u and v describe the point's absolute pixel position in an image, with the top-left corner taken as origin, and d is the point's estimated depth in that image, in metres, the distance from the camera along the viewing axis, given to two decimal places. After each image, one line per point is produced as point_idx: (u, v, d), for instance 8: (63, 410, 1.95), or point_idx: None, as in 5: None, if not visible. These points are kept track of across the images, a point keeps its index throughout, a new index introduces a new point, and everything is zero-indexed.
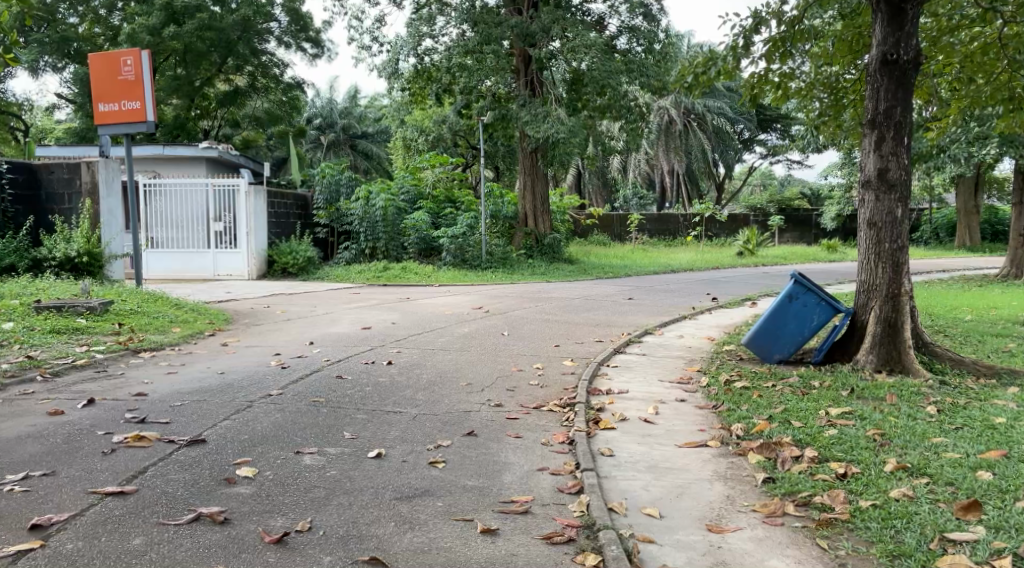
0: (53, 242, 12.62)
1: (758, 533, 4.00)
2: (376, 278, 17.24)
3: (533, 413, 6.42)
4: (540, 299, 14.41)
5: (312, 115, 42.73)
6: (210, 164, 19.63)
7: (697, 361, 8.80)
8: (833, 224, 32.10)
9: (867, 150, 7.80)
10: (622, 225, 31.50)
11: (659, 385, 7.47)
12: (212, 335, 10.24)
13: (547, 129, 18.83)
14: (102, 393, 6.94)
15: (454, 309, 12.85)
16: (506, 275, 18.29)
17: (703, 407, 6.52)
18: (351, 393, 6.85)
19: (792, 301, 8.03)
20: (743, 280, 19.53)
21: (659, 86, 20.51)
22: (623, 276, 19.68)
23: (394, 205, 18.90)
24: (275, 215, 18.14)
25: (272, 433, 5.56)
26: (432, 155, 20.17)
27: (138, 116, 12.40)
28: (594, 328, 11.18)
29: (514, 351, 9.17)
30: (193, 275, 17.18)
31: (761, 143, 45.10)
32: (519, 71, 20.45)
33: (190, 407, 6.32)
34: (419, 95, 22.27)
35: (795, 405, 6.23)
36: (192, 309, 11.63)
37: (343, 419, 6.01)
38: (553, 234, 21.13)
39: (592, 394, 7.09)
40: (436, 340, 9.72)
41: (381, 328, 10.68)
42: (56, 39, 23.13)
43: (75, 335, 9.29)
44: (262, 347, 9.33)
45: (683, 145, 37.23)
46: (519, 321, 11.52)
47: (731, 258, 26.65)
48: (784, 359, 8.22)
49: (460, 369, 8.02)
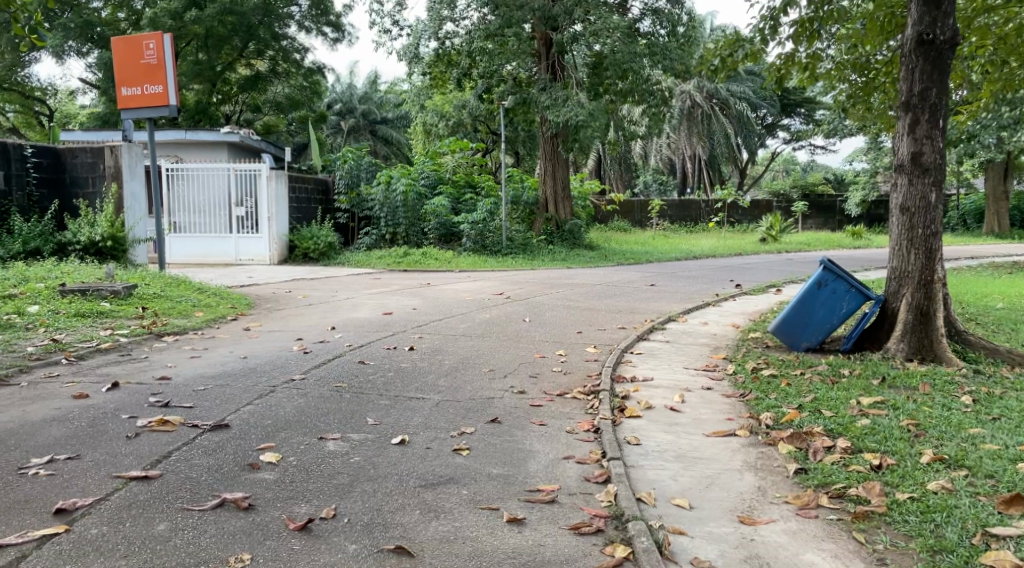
0: (78, 225, 12.68)
1: (792, 526, 3.92)
2: (397, 264, 17.22)
3: (557, 400, 6.36)
4: (561, 285, 14.33)
5: (332, 101, 42.77)
6: (231, 149, 19.65)
7: (722, 349, 8.69)
8: (857, 209, 31.75)
9: (900, 133, 7.67)
10: (643, 211, 31.33)
11: (684, 372, 7.39)
12: (234, 319, 10.25)
13: (568, 114, 18.68)
14: (126, 377, 6.94)
15: (476, 294, 12.80)
16: (526, 261, 18.23)
17: (730, 395, 6.43)
18: (373, 379, 6.82)
19: (821, 288, 7.94)
20: (766, 266, 19.35)
21: (682, 69, 20.27)
22: (645, 262, 19.56)
23: (414, 190, 18.85)
24: (296, 200, 18.14)
25: (295, 419, 5.52)
26: (453, 141, 20.09)
27: (160, 100, 12.38)
28: (616, 315, 11.08)
29: (536, 337, 9.10)
30: (215, 260, 17.23)
31: (784, 128, 44.66)
32: (540, 55, 20.31)
33: (214, 392, 6.30)
34: (439, 80, 22.17)
35: (826, 395, 6.14)
36: (215, 293, 11.65)
37: (366, 405, 5.97)
38: (574, 219, 21.02)
39: (616, 381, 7.02)
40: (457, 326, 9.67)
41: (403, 314, 10.65)
42: (79, 23, 23.20)
43: (100, 319, 9.32)
44: (285, 332, 9.32)
45: (705, 130, 36.92)
46: (541, 307, 11.45)
47: (753, 244, 26.44)
48: (811, 347, 8.14)
49: (483, 355, 7.97)
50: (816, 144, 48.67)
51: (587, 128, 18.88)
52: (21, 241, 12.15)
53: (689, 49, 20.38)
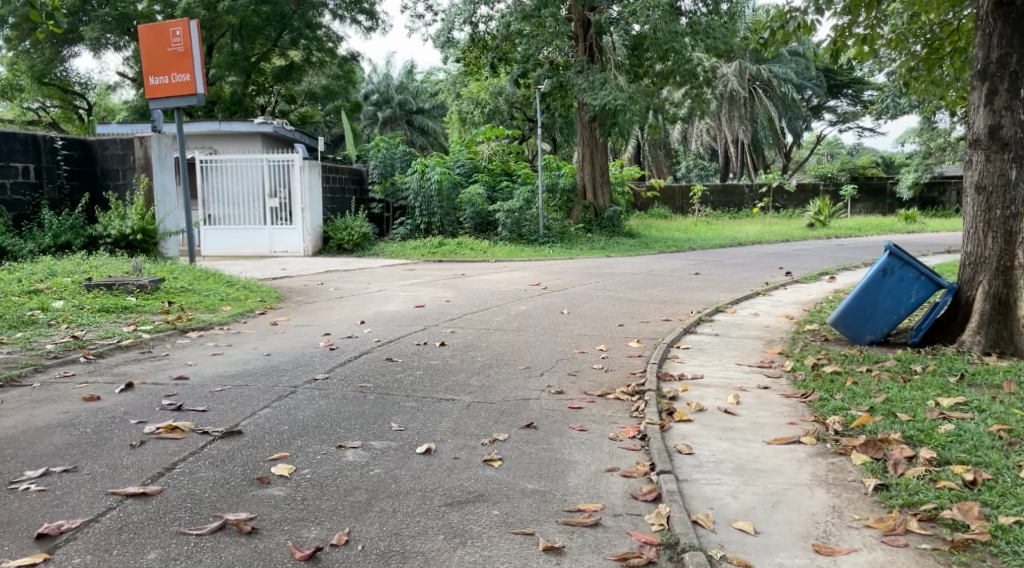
0: (108, 218, 12.35)
1: (879, 557, 3.39)
2: (432, 254, 16.82)
3: (599, 402, 5.84)
4: (602, 275, 13.75)
5: (369, 92, 42.50)
6: (265, 140, 19.31)
7: (776, 344, 8.09)
8: (910, 192, 30.60)
9: (976, 106, 7.34)
10: (684, 198, 30.61)
11: (737, 370, 6.83)
12: (262, 314, 9.83)
13: (605, 97, 18.06)
14: (143, 375, 6.48)
15: (512, 285, 12.29)
16: (565, 250, 17.69)
17: (790, 397, 5.91)
18: (401, 378, 6.35)
19: (886, 275, 7.65)
20: (816, 253, 18.60)
21: (727, 48, 19.48)
22: (688, 249, 18.92)
23: (450, 178, 18.39)
24: (330, 190, 17.77)
25: (314, 424, 5.06)
26: (488, 128, 19.58)
27: (188, 88, 12.00)
28: (660, 306, 10.49)
29: (576, 331, 8.56)
30: (249, 252, 16.93)
31: (830, 110, 43.46)
32: (577, 37, 19.74)
33: (232, 393, 5.82)
34: (473, 66, 21.58)
35: (900, 396, 5.69)
36: (244, 286, 11.26)
37: (392, 408, 5.50)
38: (613, 206, 20.40)
39: (663, 380, 6.48)
40: (492, 319, 9.17)
41: (435, 307, 10.18)
42: (115, 15, 22.97)
43: (124, 314, 8.89)
44: (313, 327, 8.89)
45: (748, 114, 35.97)
46: (580, 299, 10.90)
47: (800, 230, 25.58)
48: (876, 339, 7.85)
49: (520, 351, 7.48)
50: (864, 125, 47.42)
51: (627, 111, 18.23)
52: (51, 235, 11.84)
53: (735, 27, 19.57)
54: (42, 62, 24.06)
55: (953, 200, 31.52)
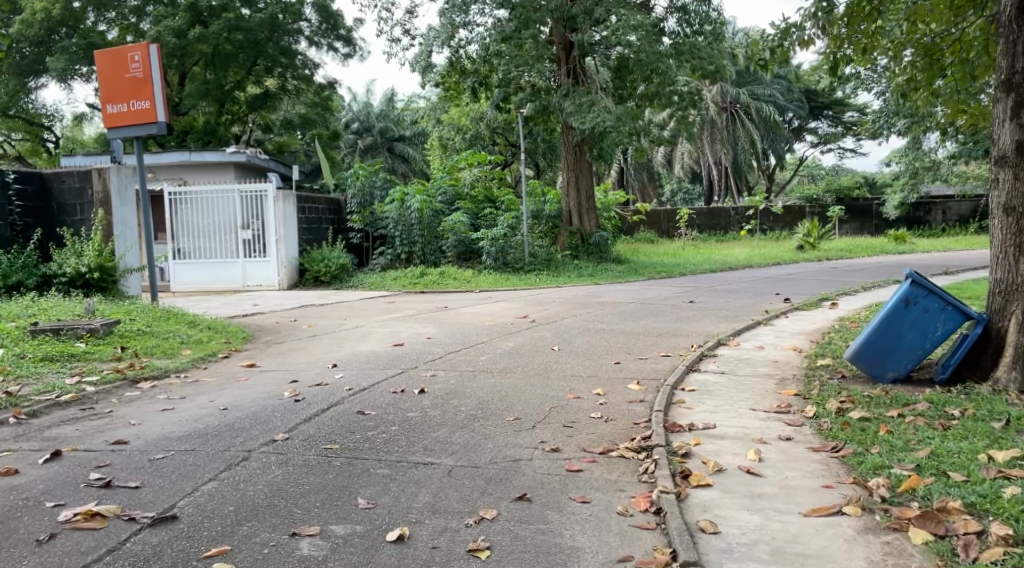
0: (64, 256, 11.43)
1: None
2: (414, 285, 16.08)
3: (601, 461, 5.09)
4: (593, 305, 12.99)
5: (348, 120, 41.84)
6: (238, 169, 18.46)
7: (790, 384, 7.35)
8: (896, 212, 30.16)
9: (1001, 119, 6.83)
10: (670, 221, 30.04)
11: (753, 417, 6.12)
12: (226, 358, 9.00)
13: (593, 120, 17.39)
14: (77, 439, 5.62)
15: (498, 318, 11.52)
16: (553, 278, 16.95)
17: (819, 451, 5.24)
18: (373, 436, 5.56)
19: (909, 306, 7.01)
20: (811, 277, 17.94)
21: (712, 70, 18.98)
22: (678, 274, 18.23)
23: (431, 206, 17.64)
24: (306, 220, 16.99)
25: (266, 503, 4.26)
26: (469, 153, 18.85)
27: (148, 116, 10.84)
28: (657, 340, 9.71)
29: (568, 372, 7.77)
30: (222, 287, 16.11)
31: (811, 131, 43.16)
32: (560, 60, 19.04)
33: (172, 461, 4.97)
34: (452, 91, 20.85)
35: (947, 449, 5.04)
36: (208, 326, 10.41)
37: (361, 476, 4.71)
38: (600, 231, 19.66)
39: (671, 431, 5.74)
40: (477, 359, 8.38)
41: (415, 345, 9.40)
42: (83, 45, 22.05)
43: (70, 363, 8.00)
44: (282, 372, 8.11)
45: (730, 137, 35.64)
46: (571, 333, 10.15)
47: (790, 252, 24.98)
48: (899, 376, 7.17)
49: (510, 398, 6.72)
50: (844, 146, 47.31)
51: (616, 133, 17.63)
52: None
53: (720, 47, 19.11)
54: (5, 94, 23.08)
55: (938, 219, 31.21)
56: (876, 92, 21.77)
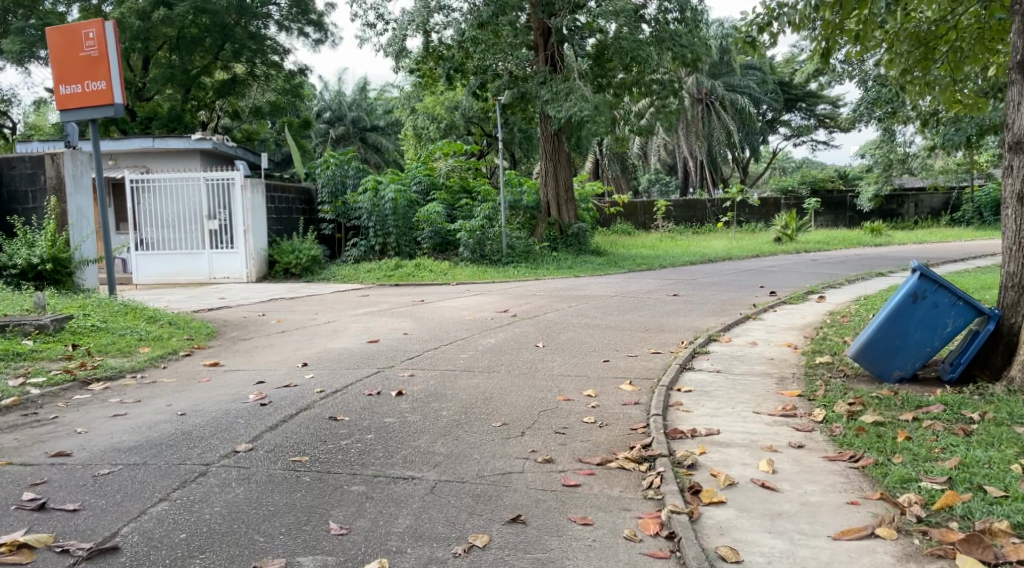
0: (14, 246, 10.72)
1: None
2: (388, 277, 15.52)
3: (599, 473, 4.62)
4: (574, 299, 12.50)
5: (320, 110, 40.90)
6: (204, 157, 17.65)
7: (791, 384, 6.92)
8: (871, 205, 29.92)
9: (1017, 103, 6.41)
10: (647, 213, 29.64)
11: (758, 422, 5.68)
12: (187, 356, 8.42)
13: (570, 109, 16.87)
14: (14, 450, 5.04)
15: (477, 313, 11.00)
16: (530, 271, 16.44)
17: (836, 460, 4.81)
18: (346, 446, 5.03)
19: (917, 301, 6.59)
20: (792, 269, 17.59)
21: (691, 58, 18.49)
22: (658, 267, 17.80)
23: (405, 196, 17.05)
24: (275, 210, 16.34)
25: (222, 529, 3.75)
26: (445, 142, 18.24)
27: (103, 97, 10.19)
28: (645, 336, 9.24)
29: (555, 371, 7.28)
30: (187, 279, 15.46)
31: (784, 124, 42.98)
32: (537, 46, 18.36)
33: (119, 476, 4.43)
34: (427, 78, 20.18)
35: (977, 458, 4.63)
36: (170, 322, 9.79)
37: (333, 494, 4.20)
38: (579, 223, 19.19)
39: (672, 438, 5.28)
40: (457, 357, 7.86)
41: (391, 342, 8.85)
42: (40, 27, 21.13)
43: (15, 362, 7.38)
44: (248, 372, 7.55)
45: (706, 130, 35.34)
46: (555, 328, 9.66)
47: (768, 244, 24.65)
48: (905, 376, 6.78)
49: (495, 400, 6.21)
50: (817, 138, 47.29)
51: (593, 124, 17.07)
52: None
53: (698, 34, 18.63)
54: None
55: (911, 212, 30.97)
56: (856, 82, 21.42)
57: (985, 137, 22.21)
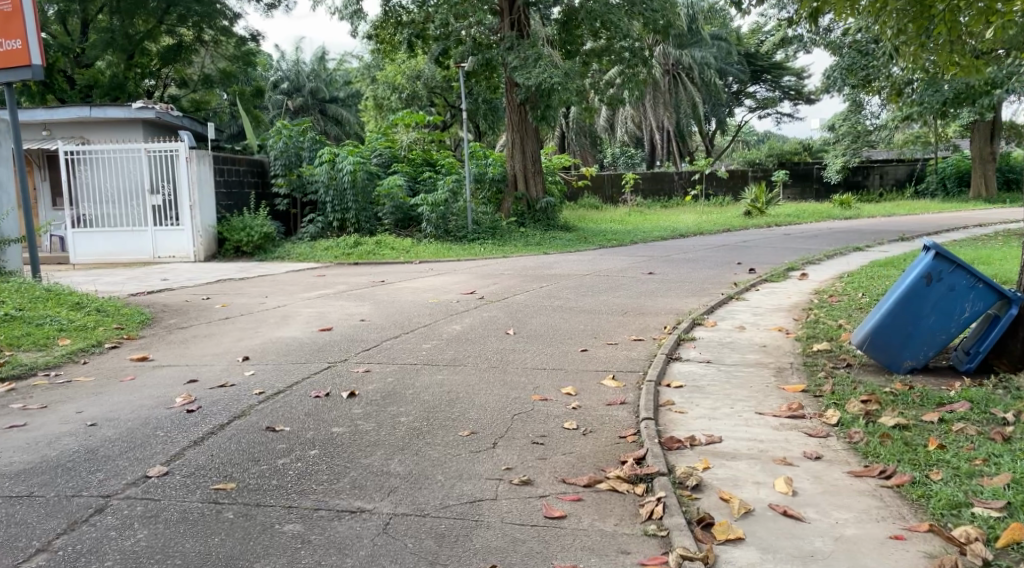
0: None
1: None
2: (347, 256, 14.60)
3: (588, 498, 3.86)
4: (544, 278, 11.68)
5: (278, 80, 39.40)
6: (146, 127, 16.45)
7: (793, 377, 6.18)
8: (839, 176, 29.31)
9: None
10: (614, 186, 28.82)
11: (764, 426, 4.93)
12: (112, 350, 7.52)
13: (539, 76, 15.91)
14: None
15: (441, 296, 10.14)
16: (497, 247, 15.60)
17: (865, 476, 4.07)
18: (282, 467, 4.19)
19: (931, 283, 5.84)
20: (769, 244, 16.91)
21: (663, 24, 17.53)
22: (629, 243, 17.05)
23: (365, 168, 16.04)
24: (224, 184, 15.28)
25: None
26: (406, 113, 17.29)
27: (20, 58, 9.11)
28: (624, 320, 8.47)
29: (528, 364, 6.47)
30: (129, 258, 14.43)
31: (750, 95, 42.39)
32: (502, 11, 17.17)
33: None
34: (387, 45, 18.97)
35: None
36: (98, 308, 8.86)
37: (260, 540, 3.40)
38: (547, 197, 18.30)
39: (670, 448, 4.50)
40: (419, 348, 7.02)
41: (346, 330, 7.98)
42: None
43: None
44: (179, 367, 6.67)
45: (673, 101, 34.52)
46: (526, 312, 8.86)
47: (738, 218, 24.02)
48: (918, 366, 6.05)
49: (461, 402, 5.39)
50: (782, 110, 46.81)
51: (563, 91, 16.22)
52: None
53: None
54: None
55: (876, 184, 30.40)
56: (828, 49, 20.69)
57: (960, 107, 21.62)
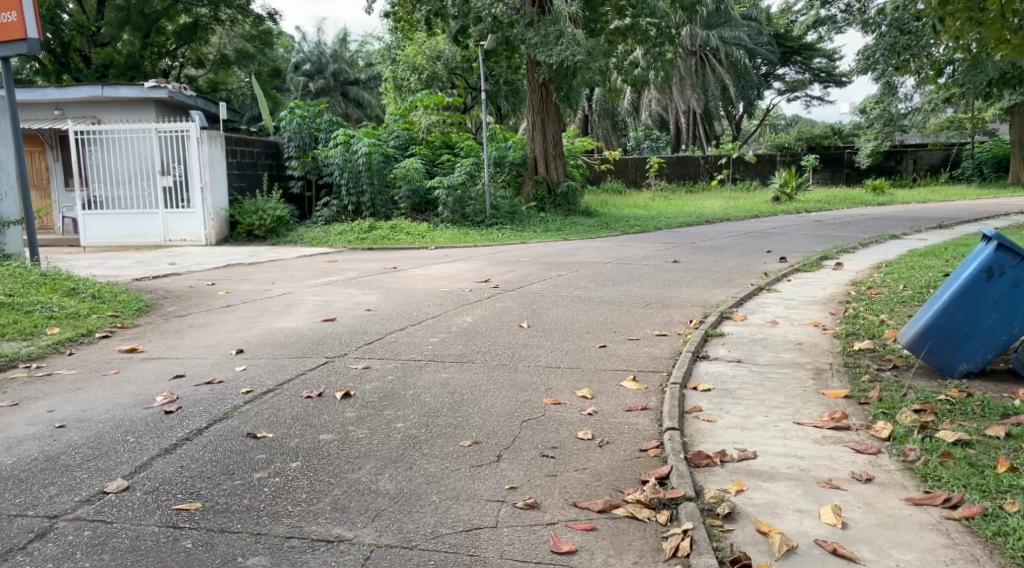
0: None
1: None
2: (360, 240, 14.12)
3: (604, 528, 3.34)
4: (563, 266, 11.12)
5: (299, 61, 38.83)
6: (158, 106, 15.98)
7: (833, 380, 5.59)
8: (870, 161, 28.44)
9: None
10: (638, 171, 28.16)
11: (805, 439, 4.37)
12: (102, 339, 7.07)
13: (561, 53, 15.29)
14: None
15: (454, 284, 9.62)
16: (515, 233, 15.07)
17: (926, 503, 3.51)
18: (255, 484, 3.69)
19: (991, 279, 5.22)
20: (798, 231, 16.21)
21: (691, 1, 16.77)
22: (653, 228, 16.45)
23: (380, 151, 15.53)
24: (236, 165, 14.83)
25: None
26: (424, 94, 16.72)
27: (16, 31, 8.65)
28: (647, 313, 7.90)
29: (542, 362, 5.94)
30: (139, 241, 14.04)
31: (779, 78, 41.35)
32: None
33: None
34: (404, 23, 18.26)
35: None
36: (94, 294, 8.42)
37: None
38: (569, 181, 17.67)
39: (699, 464, 3.96)
40: (424, 342, 6.50)
41: (349, 321, 7.48)
42: None
43: None
44: (168, 360, 6.21)
45: (699, 83, 33.68)
46: (542, 303, 8.31)
47: (765, 203, 23.29)
48: (974, 370, 5.42)
49: (465, 407, 4.85)
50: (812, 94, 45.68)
51: (586, 70, 15.51)
52: None
53: None
54: None
55: (909, 169, 29.44)
56: (864, 29, 19.79)
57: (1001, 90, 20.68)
